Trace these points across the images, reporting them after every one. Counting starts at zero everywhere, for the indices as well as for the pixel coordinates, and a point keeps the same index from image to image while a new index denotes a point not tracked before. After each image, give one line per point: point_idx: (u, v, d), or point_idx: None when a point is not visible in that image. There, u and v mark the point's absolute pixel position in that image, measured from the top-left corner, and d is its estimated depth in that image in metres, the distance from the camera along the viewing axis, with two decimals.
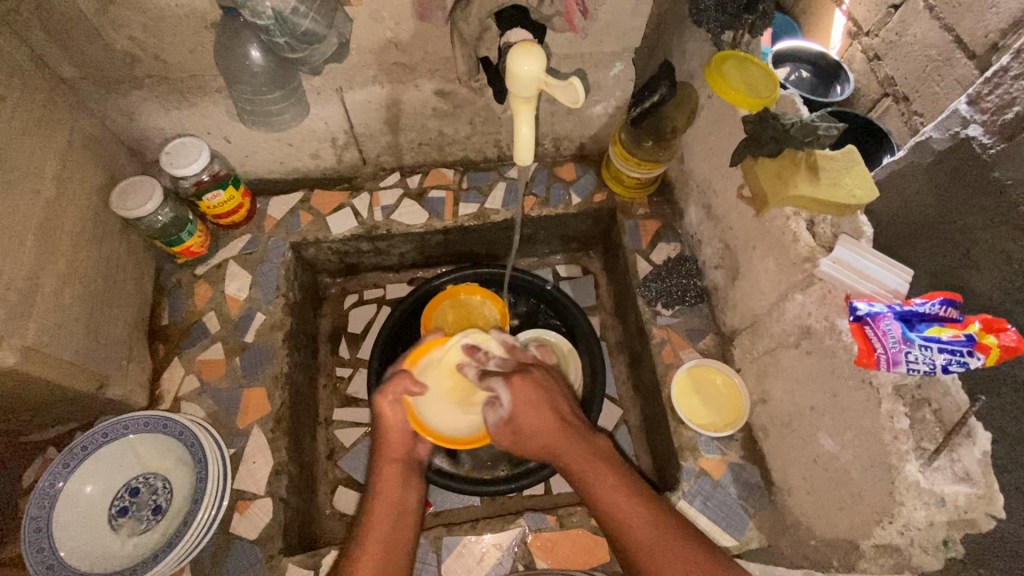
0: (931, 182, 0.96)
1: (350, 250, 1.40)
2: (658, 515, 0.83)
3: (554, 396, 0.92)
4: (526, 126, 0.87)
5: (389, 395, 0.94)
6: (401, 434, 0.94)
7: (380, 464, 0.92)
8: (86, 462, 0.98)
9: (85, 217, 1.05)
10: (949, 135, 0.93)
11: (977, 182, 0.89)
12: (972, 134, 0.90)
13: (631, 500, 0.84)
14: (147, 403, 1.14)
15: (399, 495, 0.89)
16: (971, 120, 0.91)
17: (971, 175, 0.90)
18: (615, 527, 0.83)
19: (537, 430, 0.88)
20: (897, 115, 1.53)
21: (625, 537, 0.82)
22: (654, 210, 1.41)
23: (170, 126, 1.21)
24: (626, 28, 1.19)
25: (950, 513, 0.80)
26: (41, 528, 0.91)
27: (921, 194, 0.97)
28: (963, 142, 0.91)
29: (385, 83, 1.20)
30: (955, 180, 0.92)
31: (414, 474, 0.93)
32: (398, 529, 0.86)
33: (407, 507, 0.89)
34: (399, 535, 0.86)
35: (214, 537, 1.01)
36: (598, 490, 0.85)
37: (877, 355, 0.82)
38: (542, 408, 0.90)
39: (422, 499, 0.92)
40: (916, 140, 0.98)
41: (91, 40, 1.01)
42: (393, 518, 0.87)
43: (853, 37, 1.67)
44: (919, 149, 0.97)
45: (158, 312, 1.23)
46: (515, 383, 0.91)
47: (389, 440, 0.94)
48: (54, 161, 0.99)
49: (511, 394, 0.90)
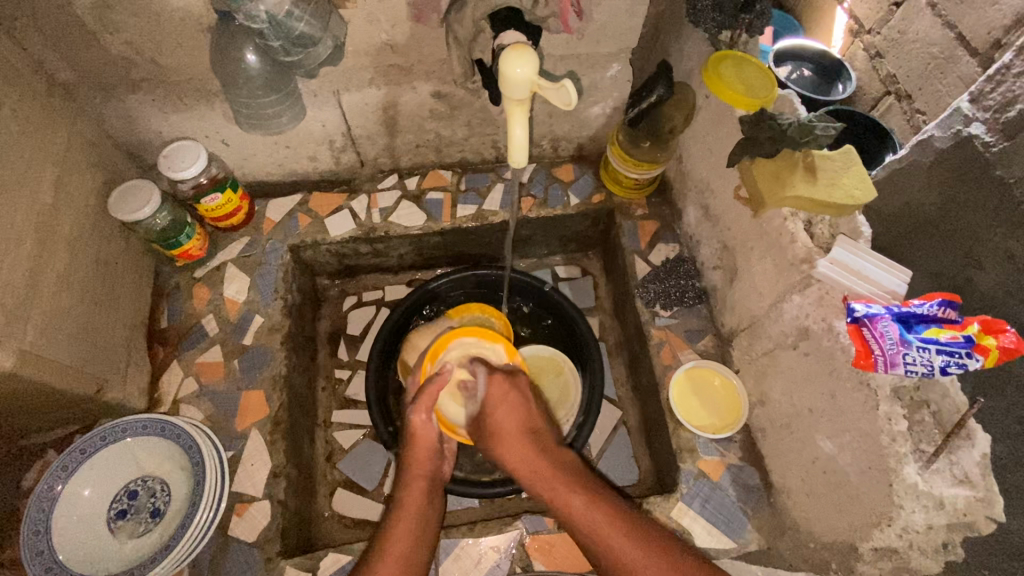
0: (933, 182, 0.95)
1: (349, 252, 1.40)
2: (639, 527, 0.84)
3: (532, 406, 0.98)
4: (520, 127, 0.86)
5: (424, 411, 0.98)
6: (429, 449, 0.97)
7: (410, 478, 0.94)
8: (84, 465, 0.98)
9: (83, 220, 1.06)
10: (951, 133, 0.92)
11: (979, 181, 0.89)
12: (975, 132, 0.89)
13: (606, 513, 0.85)
14: (146, 406, 1.14)
15: (425, 506, 0.91)
16: (975, 117, 0.90)
17: (973, 174, 0.89)
18: (595, 536, 0.84)
19: (504, 431, 0.94)
20: (899, 113, 1.52)
21: (599, 544, 0.83)
22: (653, 211, 1.41)
23: (168, 129, 1.21)
24: (623, 29, 1.19)
25: (950, 515, 0.79)
26: (40, 531, 0.92)
27: (922, 194, 0.96)
28: (965, 140, 0.91)
29: (381, 85, 1.20)
30: (956, 179, 0.92)
31: (438, 492, 0.95)
32: (421, 537, 0.87)
33: (429, 521, 0.90)
34: (418, 547, 0.87)
35: (213, 538, 1.01)
36: (570, 503, 0.86)
37: (874, 356, 0.81)
38: (518, 409, 0.96)
39: (440, 517, 0.94)
40: (918, 139, 0.97)
41: (87, 45, 1.02)
42: (412, 529, 0.88)
43: (856, 35, 1.66)
44: (920, 147, 0.96)
45: (157, 314, 1.23)
46: (495, 377, 1.00)
47: (416, 454, 0.96)
48: (53, 166, 1.00)
49: (488, 388, 0.99)
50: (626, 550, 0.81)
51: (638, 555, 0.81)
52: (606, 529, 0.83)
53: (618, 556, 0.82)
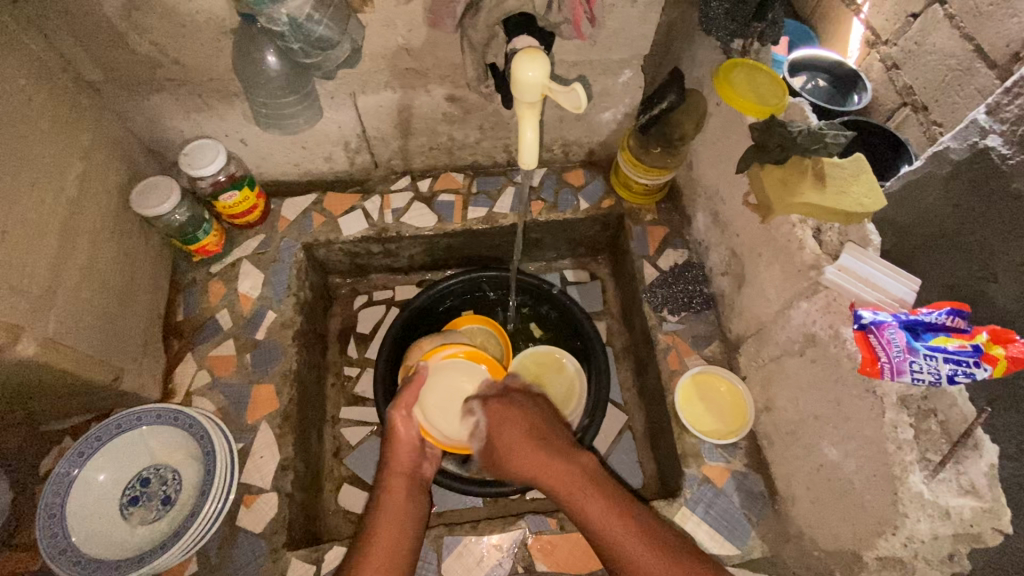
0: (949, 194, 0.95)
1: (361, 252, 1.42)
2: (646, 527, 0.87)
3: (535, 416, 1.01)
4: (531, 129, 0.88)
5: (402, 409, 1.04)
6: (407, 448, 1.03)
7: (388, 476, 0.98)
8: (100, 451, 1.00)
9: (106, 214, 1.09)
10: (967, 145, 0.92)
11: (994, 194, 0.88)
12: (991, 144, 0.89)
13: (614, 513, 0.88)
14: (160, 396, 1.16)
15: (405, 504, 0.94)
16: (991, 130, 0.90)
17: (989, 187, 0.89)
18: (605, 534, 0.87)
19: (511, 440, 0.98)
20: (916, 124, 1.52)
21: (609, 542, 0.86)
22: (663, 217, 1.41)
23: (189, 128, 1.24)
24: (635, 36, 1.20)
25: (956, 526, 0.79)
26: (54, 514, 0.94)
27: (939, 206, 0.96)
28: (981, 152, 0.90)
29: (397, 88, 1.22)
30: (972, 191, 0.91)
31: (418, 489, 0.98)
32: (404, 529, 0.90)
33: (412, 516, 0.93)
34: (403, 537, 0.89)
35: (221, 528, 1.03)
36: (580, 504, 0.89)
37: (881, 363, 0.82)
38: (521, 420, 1.01)
39: (425, 512, 0.96)
40: (934, 151, 0.97)
41: (115, 46, 1.05)
42: (398, 524, 0.90)
43: (872, 46, 1.66)
44: (936, 159, 0.96)
45: (173, 308, 1.26)
46: (491, 406, 1.06)
47: (397, 454, 1.01)
48: (78, 161, 1.03)
49: (486, 417, 1.05)
50: (638, 550, 0.84)
51: (642, 551, 0.84)
52: (615, 527, 0.86)
53: (623, 551, 0.85)
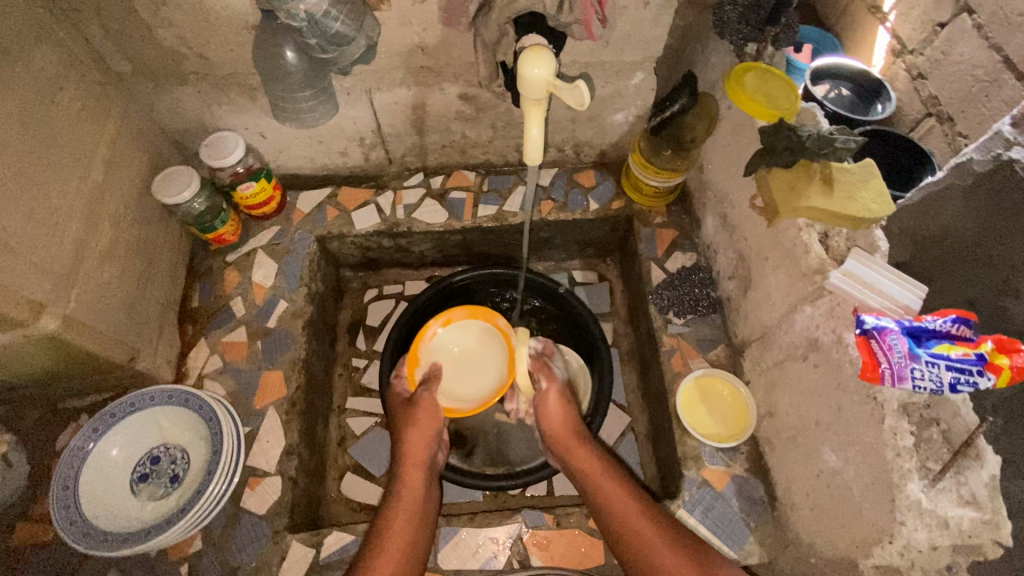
0: (971, 207, 0.90)
1: (372, 246, 1.45)
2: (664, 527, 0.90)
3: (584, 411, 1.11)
4: (537, 127, 0.89)
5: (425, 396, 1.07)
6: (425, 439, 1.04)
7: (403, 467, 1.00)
8: (114, 428, 1.04)
9: (128, 201, 1.13)
10: (991, 156, 0.87)
11: (1016, 206, 0.84)
12: (1016, 156, 0.84)
13: (637, 512, 0.92)
14: (174, 378, 1.20)
15: (418, 495, 0.97)
16: (1017, 141, 0.85)
17: (1013, 200, 0.84)
18: (627, 532, 0.91)
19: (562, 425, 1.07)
20: (940, 135, 1.49)
21: (630, 538, 0.90)
22: (672, 219, 1.42)
23: (211, 121, 1.29)
24: (648, 38, 1.21)
25: (954, 537, 0.77)
26: (68, 486, 0.97)
27: (959, 219, 0.91)
28: (1006, 164, 0.85)
29: (411, 86, 1.24)
30: (995, 205, 0.86)
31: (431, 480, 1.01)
32: (417, 522, 0.93)
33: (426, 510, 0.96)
34: (417, 528, 0.93)
35: (226, 508, 1.06)
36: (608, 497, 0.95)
37: (882, 369, 0.81)
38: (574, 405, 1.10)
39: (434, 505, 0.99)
40: (956, 162, 0.92)
41: (142, 39, 1.09)
42: (413, 515, 0.94)
43: (897, 55, 1.63)
44: (958, 170, 0.91)
45: (189, 294, 1.30)
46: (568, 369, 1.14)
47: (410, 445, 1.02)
48: (104, 148, 1.07)
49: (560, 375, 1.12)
50: (657, 547, 0.87)
51: (662, 547, 0.87)
52: (637, 523, 0.91)
53: (645, 547, 0.88)
